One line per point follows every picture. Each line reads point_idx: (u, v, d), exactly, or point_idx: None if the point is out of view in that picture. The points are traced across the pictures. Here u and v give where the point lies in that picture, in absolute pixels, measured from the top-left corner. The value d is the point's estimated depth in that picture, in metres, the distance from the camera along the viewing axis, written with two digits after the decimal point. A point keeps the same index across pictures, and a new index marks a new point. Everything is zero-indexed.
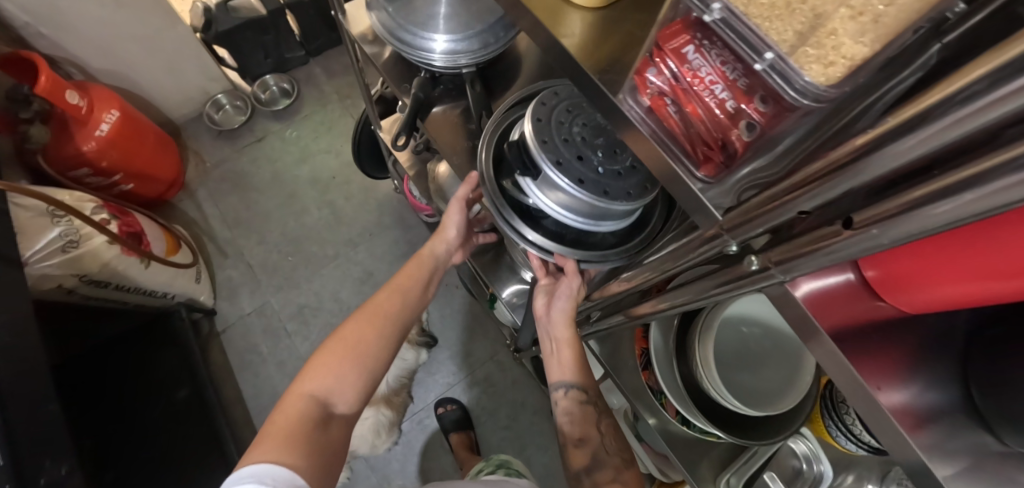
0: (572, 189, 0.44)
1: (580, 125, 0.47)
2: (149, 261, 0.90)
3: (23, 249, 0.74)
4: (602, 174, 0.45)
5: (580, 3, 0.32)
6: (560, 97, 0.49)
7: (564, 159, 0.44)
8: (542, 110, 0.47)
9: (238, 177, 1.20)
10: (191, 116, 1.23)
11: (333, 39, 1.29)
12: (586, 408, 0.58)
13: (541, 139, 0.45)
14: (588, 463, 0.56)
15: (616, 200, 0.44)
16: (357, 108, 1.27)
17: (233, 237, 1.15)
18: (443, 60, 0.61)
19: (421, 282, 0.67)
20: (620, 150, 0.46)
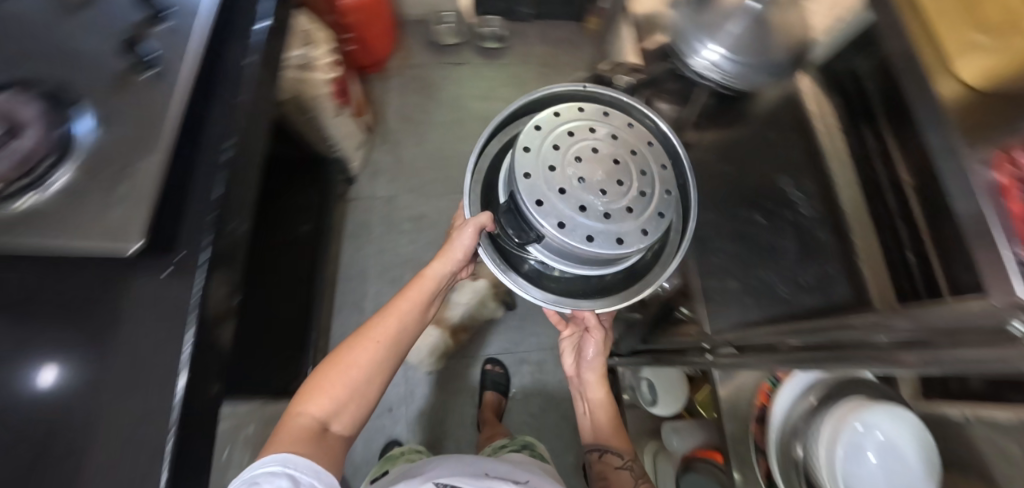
0: (587, 249, 0.48)
1: (574, 162, 0.51)
2: (339, 113, 1.02)
3: (288, 48, 0.84)
4: (612, 227, 0.49)
5: (965, 78, 0.37)
6: (544, 137, 0.52)
7: (570, 217, 0.48)
8: (531, 161, 0.50)
9: (426, 85, 1.30)
10: (416, 18, 1.36)
11: (562, 13, 1.37)
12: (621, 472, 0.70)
13: (536, 199, 0.49)
14: None
15: (630, 244, 0.49)
16: (550, 79, 1.34)
17: (397, 130, 1.25)
18: (698, 64, 0.67)
19: (418, 305, 0.66)
20: (622, 183, 0.51)
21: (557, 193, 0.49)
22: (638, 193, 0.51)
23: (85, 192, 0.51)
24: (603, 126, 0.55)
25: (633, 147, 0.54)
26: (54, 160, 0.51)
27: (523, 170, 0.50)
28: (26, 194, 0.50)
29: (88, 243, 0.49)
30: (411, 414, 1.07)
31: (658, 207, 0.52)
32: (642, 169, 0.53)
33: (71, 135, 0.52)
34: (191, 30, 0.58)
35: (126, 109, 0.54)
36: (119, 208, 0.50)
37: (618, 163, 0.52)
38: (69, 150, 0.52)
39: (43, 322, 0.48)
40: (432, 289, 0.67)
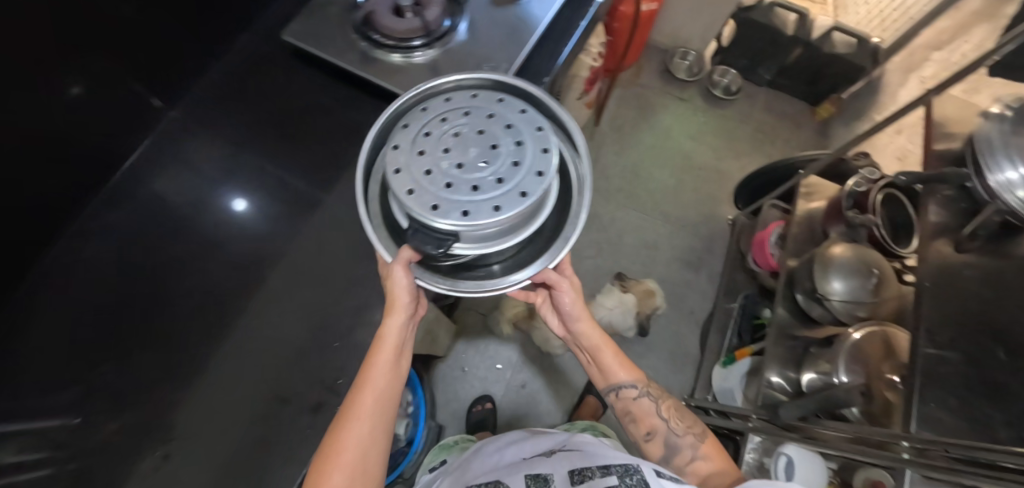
0: (513, 213, 0.39)
1: (447, 156, 0.41)
2: (581, 98, 1.09)
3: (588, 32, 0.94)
4: (510, 188, 0.39)
5: None
6: (407, 147, 0.42)
7: (471, 200, 0.38)
8: (407, 175, 0.40)
9: (645, 106, 1.36)
10: (660, 47, 1.43)
11: (798, 91, 1.38)
12: (649, 406, 0.64)
13: (430, 204, 0.39)
14: (664, 454, 0.62)
15: (544, 185, 0.40)
16: (763, 146, 1.34)
17: (605, 134, 1.32)
18: (997, 181, 0.62)
19: (392, 367, 0.50)
20: (497, 145, 0.41)
21: (445, 187, 0.39)
22: (518, 140, 0.42)
23: (445, 69, 0.58)
24: (448, 111, 0.44)
25: (486, 109, 0.44)
26: (425, 39, 0.58)
27: (402, 190, 0.40)
28: (396, 53, 0.58)
29: None
30: (513, 382, 1.11)
31: (536, 139, 0.42)
32: (501, 114, 0.44)
33: (446, 27, 0.59)
34: None
35: (499, 21, 0.61)
36: None
37: (485, 130, 0.43)
38: (439, 38, 0.59)
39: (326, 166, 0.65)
40: (395, 351, 0.51)
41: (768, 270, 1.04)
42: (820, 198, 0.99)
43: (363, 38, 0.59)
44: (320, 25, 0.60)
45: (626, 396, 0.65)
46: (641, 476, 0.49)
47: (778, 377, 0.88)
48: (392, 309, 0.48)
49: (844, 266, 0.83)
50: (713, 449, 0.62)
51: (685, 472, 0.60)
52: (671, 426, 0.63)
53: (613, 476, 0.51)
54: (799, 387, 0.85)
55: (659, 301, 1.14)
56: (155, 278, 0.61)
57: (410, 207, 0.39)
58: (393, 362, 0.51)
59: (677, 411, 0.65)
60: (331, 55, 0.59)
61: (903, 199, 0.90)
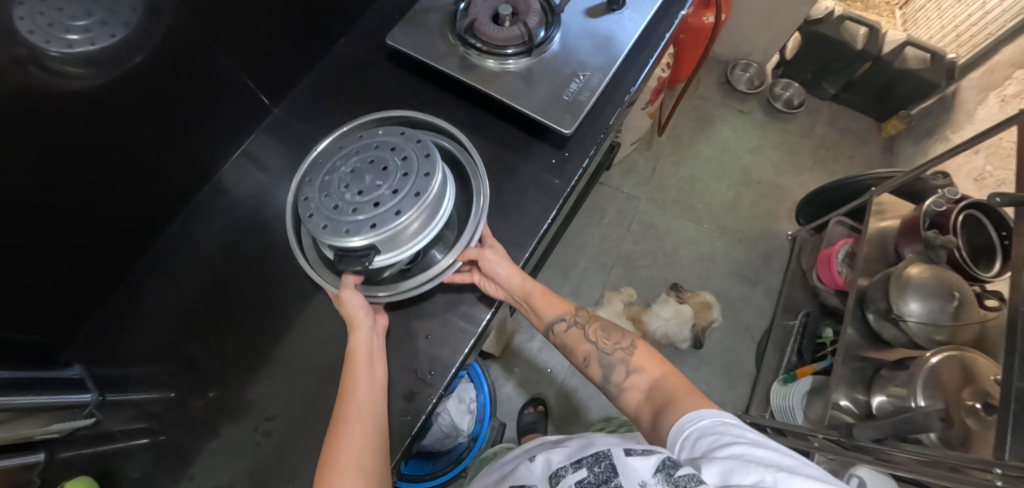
0: (415, 213, 0.45)
1: (347, 191, 0.47)
2: (644, 107, 1.09)
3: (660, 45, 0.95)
4: (403, 193, 0.46)
5: None
6: (315, 194, 0.48)
7: (374, 215, 0.45)
8: (319, 216, 0.46)
9: (704, 118, 1.36)
10: (723, 58, 1.42)
11: (863, 107, 1.35)
12: (578, 332, 0.61)
13: (342, 231, 0.45)
14: (603, 375, 0.59)
15: (434, 181, 0.46)
16: (825, 161, 1.32)
17: (663, 145, 1.32)
18: None
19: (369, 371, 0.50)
20: (389, 165, 0.48)
21: (351, 213, 0.46)
22: (403, 155, 0.49)
23: (543, 77, 0.60)
24: (344, 151, 0.51)
25: (372, 141, 0.51)
26: (521, 48, 0.60)
27: (319, 228, 0.46)
28: (491, 59, 0.61)
29: (535, 115, 0.58)
30: (565, 387, 1.12)
31: (417, 149, 0.49)
32: (386, 140, 0.50)
33: (542, 37, 0.61)
34: None
35: (591, 33, 0.63)
36: (563, 98, 0.59)
37: (377, 156, 0.49)
38: (533, 48, 0.61)
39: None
40: (371, 358, 0.51)
41: (833, 289, 1.02)
42: (891, 218, 0.97)
43: (461, 43, 0.62)
44: (420, 31, 0.63)
45: (558, 330, 0.61)
46: (610, 461, 0.45)
47: (846, 401, 0.86)
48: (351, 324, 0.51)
49: (921, 287, 0.81)
50: (647, 358, 0.59)
51: (625, 388, 0.58)
52: (601, 347, 0.60)
53: (584, 468, 0.46)
54: (871, 412, 0.83)
55: (716, 313, 1.13)
56: (256, 267, 0.65)
57: (330, 241, 0.45)
58: (370, 368, 0.50)
59: (604, 329, 0.62)
60: (432, 59, 0.61)
61: (984, 219, 0.85)
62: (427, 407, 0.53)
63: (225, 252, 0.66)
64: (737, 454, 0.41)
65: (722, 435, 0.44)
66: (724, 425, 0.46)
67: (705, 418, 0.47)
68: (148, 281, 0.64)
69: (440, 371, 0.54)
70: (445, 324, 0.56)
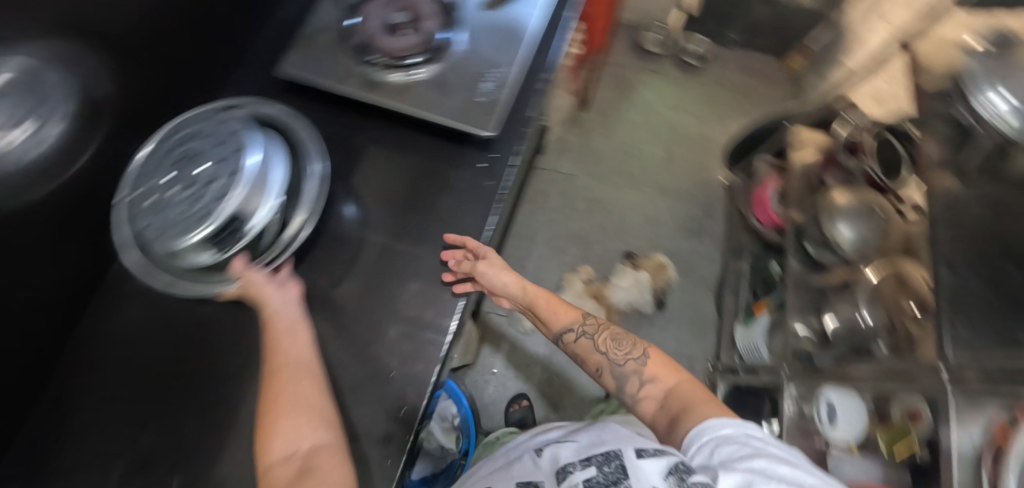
0: (250, 169, 0.48)
1: (179, 194, 0.49)
2: (565, 85, 1.10)
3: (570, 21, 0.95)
4: (228, 155, 0.49)
5: None
6: (158, 220, 0.50)
7: (215, 188, 0.48)
8: (174, 230, 0.49)
9: (624, 84, 1.38)
10: (630, 23, 1.44)
11: (766, 47, 1.41)
12: (587, 341, 0.62)
13: (200, 220, 0.47)
14: (615, 386, 0.58)
15: (251, 138, 0.50)
16: (742, 106, 1.37)
17: (591, 118, 1.33)
18: (994, 115, 0.68)
19: (288, 321, 0.50)
20: (203, 149, 0.51)
21: (196, 204, 0.48)
22: (211, 137, 0.51)
23: (453, 81, 0.58)
24: (159, 169, 0.52)
25: (176, 148, 0.52)
26: (424, 56, 0.58)
27: (181, 235, 0.48)
28: (397, 72, 0.58)
29: (454, 122, 0.56)
30: (544, 375, 1.12)
31: (220, 126, 0.52)
32: (187, 137, 0.52)
33: (442, 39, 0.59)
34: None
35: (493, 26, 0.61)
36: (478, 99, 0.57)
37: (190, 152, 0.51)
38: (436, 54, 0.59)
39: (369, 183, 0.61)
40: (291, 322, 0.50)
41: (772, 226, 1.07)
42: (810, 149, 1.02)
43: (362, 62, 0.58)
44: (315, 54, 0.59)
45: (569, 340, 0.63)
46: (620, 462, 0.44)
47: (799, 324, 0.91)
48: (252, 294, 0.51)
49: (849, 210, 0.87)
50: (661, 365, 0.57)
51: (640, 399, 0.56)
52: (612, 357, 0.59)
53: (592, 466, 0.46)
54: (825, 332, 0.88)
55: (671, 273, 1.16)
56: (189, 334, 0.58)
57: (195, 239, 0.47)
58: (292, 333, 0.50)
59: (615, 339, 0.61)
60: (333, 83, 0.57)
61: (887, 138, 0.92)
62: (406, 444, 0.50)
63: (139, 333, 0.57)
64: (759, 469, 0.40)
65: (744, 446, 0.42)
66: (744, 433, 0.44)
67: (721, 424, 0.45)
68: (67, 392, 0.55)
69: (415, 403, 0.51)
70: (408, 354, 0.53)
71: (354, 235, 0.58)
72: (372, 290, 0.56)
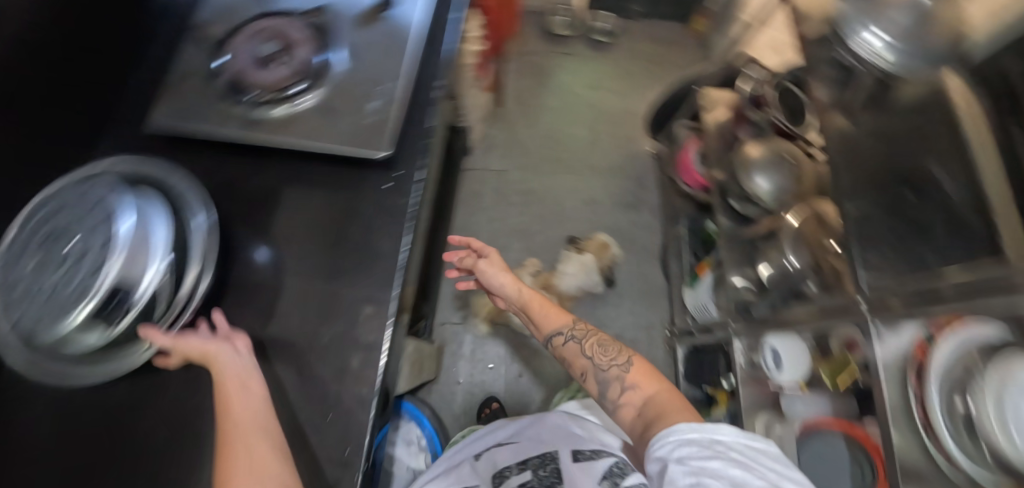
0: (126, 235, 0.46)
1: (53, 274, 0.46)
2: (477, 83, 1.10)
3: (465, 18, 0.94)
4: (102, 223, 0.47)
5: None
6: (33, 306, 0.46)
7: (92, 259, 0.45)
8: (53, 311, 0.45)
9: (539, 71, 1.38)
10: (533, 10, 1.44)
11: (669, 14, 1.44)
12: (575, 345, 0.69)
13: (82, 295, 0.45)
14: (598, 392, 0.64)
15: (123, 202, 0.48)
16: (656, 74, 1.40)
17: (513, 110, 1.32)
18: (864, 53, 0.74)
19: (240, 381, 0.47)
20: (73, 221, 0.48)
21: (76, 279, 0.45)
22: (80, 208, 0.48)
23: (338, 107, 0.57)
24: (26, 253, 0.48)
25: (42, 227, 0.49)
26: (303, 82, 0.57)
27: (64, 316, 0.45)
28: (280, 105, 0.56)
29: (344, 148, 0.55)
30: (510, 374, 1.11)
31: (89, 195, 0.49)
32: (54, 213, 0.49)
33: (321, 60, 0.59)
34: None
35: (374, 41, 0.61)
36: (367, 121, 0.56)
37: (59, 228, 0.48)
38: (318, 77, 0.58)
39: (272, 225, 0.58)
40: (242, 382, 0.47)
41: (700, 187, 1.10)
42: (721, 108, 1.06)
43: (240, 102, 0.56)
44: (187, 101, 0.56)
45: (558, 343, 0.71)
46: (557, 465, 0.60)
47: (737, 277, 0.96)
48: (203, 359, 0.48)
49: (763, 162, 0.90)
50: (642, 375, 0.62)
51: (621, 405, 0.61)
52: (596, 362, 0.65)
53: (529, 470, 0.61)
54: (760, 281, 0.91)
55: (614, 249, 1.18)
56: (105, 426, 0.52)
57: (78, 319, 0.45)
58: (244, 391, 0.46)
59: (601, 345, 0.67)
60: (209, 128, 0.55)
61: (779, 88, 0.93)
62: None
63: (62, 430, 0.49)
64: (712, 470, 0.44)
65: (703, 447, 0.46)
66: (709, 437, 0.47)
67: (687, 428, 0.48)
68: None
69: (356, 444, 0.49)
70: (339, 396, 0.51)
71: (266, 280, 0.56)
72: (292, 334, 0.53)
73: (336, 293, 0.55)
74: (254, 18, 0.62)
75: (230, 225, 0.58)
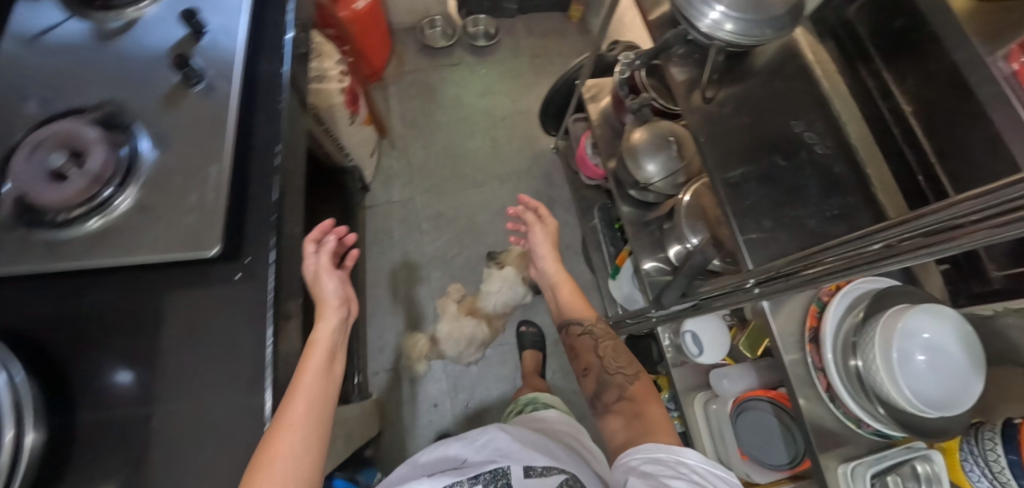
0: None
1: None
2: (353, 120, 1.04)
3: (309, 62, 0.92)
4: None
5: None
6: None
7: None
8: None
9: (426, 89, 1.33)
10: (407, 26, 1.38)
11: (544, 4, 1.41)
12: (587, 340, 0.85)
13: None
14: (596, 389, 0.79)
15: None
16: (543, 69, 1.37)
17: (405, 135, 1.27)
18: (706, 26, 0.69)
19: (327, 352, 0.63)
20: None
21: None
22: None
23: (157, 208, 0.53)
24: None
25: None
26: (115, 183, 0.53)
27: None
28: (93, 217, 0.52)
29: (169, 252, 0.51)
30: (457, 407, 1.07)
31: None
32: None
33: (127, 153, 0.54)
34: (232, 43, 0.61)
35: (187, 124, 0.56)
36: (191, 217, 0.52)
37: None
38: (129, 171, 0.54)
39: (112, 348, 0.53)
40: (325, 347, 0.63)
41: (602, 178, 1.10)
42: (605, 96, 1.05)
43: (43, 224, 0.51)
44: None
45: (576, 333, 0.87)
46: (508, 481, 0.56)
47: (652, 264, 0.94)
48: (320, 307, 0.68)
49: (648, 146, 0.89)
50: (642, 391, 0.75)
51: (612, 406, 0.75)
52: (605, 364, 0.80)
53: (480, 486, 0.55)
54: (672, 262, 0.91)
55: None
56: None
57: None
58: (329, 359, 0.62)
59: (613, 351, 0.82)
60: (6, 263, 0.50)
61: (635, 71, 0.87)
62: None
63: None
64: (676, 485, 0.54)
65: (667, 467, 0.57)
66: (676, 459, 0.58)
67: (658, 448, 0.60)
68: None
69: None
70: None
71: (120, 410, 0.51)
72: (164, 462, 0.50)
73: (201, 408, 0.51)
74: (39, 122, 0.54)
75: (69, 360, 0.52)
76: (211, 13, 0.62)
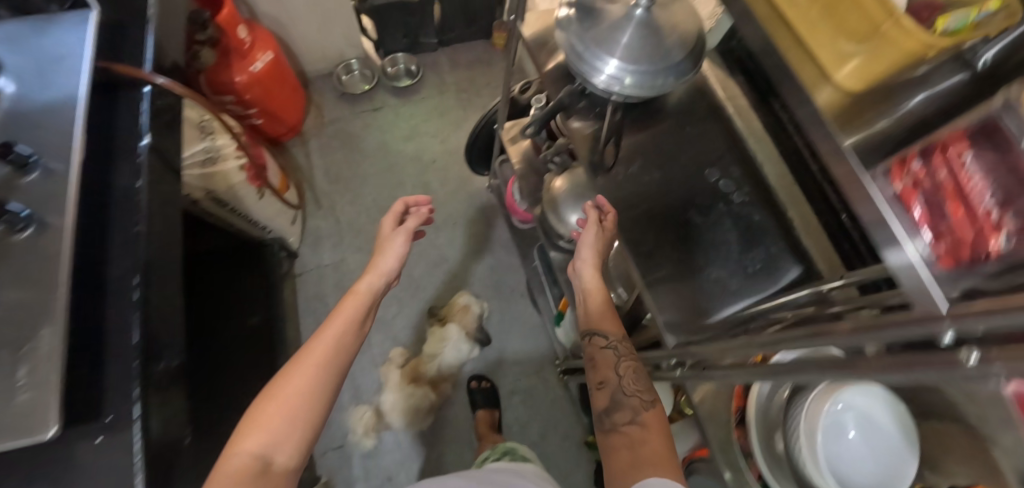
0: None
1: None
2: (262, 193, 0.97)
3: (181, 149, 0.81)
4: None
5: (843, 82, 0.32)
6: None
7: None
8: None
9: (349, 138, 1.26)
10: (323, 73, 1.31)
11: (466, 34, 1.35)
12: (608, 355, 0.66)
13: None
14: (608, 406, 0.62)
15: None
16: (471, 103, 1.32)
17: (331, 191, 1.21)
18: (603, 82, 0.63)
19: (362, 310, 0.64)
20: None
21: None
22: None
23: None
24: None
25: None
26: None
27: None
28: None
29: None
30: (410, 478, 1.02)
31: None
32: None
33: None
34: (66, 170, 0.54)
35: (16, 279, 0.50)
36: (21, 394, 0.46)
37: None
38: None
39: None
40: (362, 304, 0.64)
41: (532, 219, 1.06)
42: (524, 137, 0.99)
43: None
44: None
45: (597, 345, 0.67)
46: None
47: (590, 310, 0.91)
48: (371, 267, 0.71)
49: (569, 197, 0.84)
50: (658, 432, 0.58)
51: (620, 428, 0.59)
52: (623, 385, 0.63)
53: None
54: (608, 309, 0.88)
55: (476, 307, 1.11)
56: None
57: None
58: (359, 310, 0.64)
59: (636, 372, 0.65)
60: None
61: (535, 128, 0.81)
62: None
63: None
64: None
65: None
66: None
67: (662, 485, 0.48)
68: None
69: None
70: None
71: None
72: None
73: None
74: None
75: None
76: (41, 139, 0.55)
